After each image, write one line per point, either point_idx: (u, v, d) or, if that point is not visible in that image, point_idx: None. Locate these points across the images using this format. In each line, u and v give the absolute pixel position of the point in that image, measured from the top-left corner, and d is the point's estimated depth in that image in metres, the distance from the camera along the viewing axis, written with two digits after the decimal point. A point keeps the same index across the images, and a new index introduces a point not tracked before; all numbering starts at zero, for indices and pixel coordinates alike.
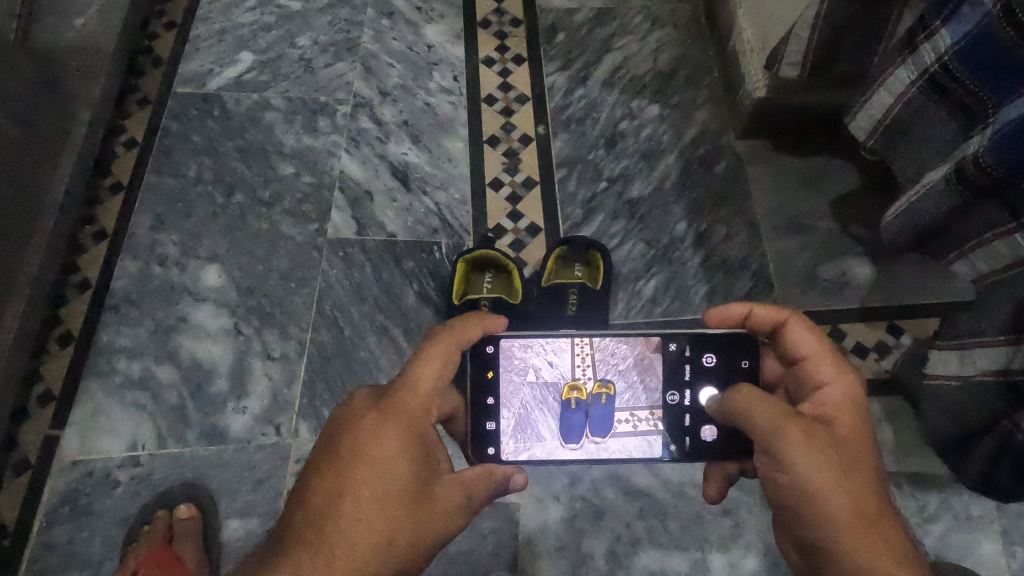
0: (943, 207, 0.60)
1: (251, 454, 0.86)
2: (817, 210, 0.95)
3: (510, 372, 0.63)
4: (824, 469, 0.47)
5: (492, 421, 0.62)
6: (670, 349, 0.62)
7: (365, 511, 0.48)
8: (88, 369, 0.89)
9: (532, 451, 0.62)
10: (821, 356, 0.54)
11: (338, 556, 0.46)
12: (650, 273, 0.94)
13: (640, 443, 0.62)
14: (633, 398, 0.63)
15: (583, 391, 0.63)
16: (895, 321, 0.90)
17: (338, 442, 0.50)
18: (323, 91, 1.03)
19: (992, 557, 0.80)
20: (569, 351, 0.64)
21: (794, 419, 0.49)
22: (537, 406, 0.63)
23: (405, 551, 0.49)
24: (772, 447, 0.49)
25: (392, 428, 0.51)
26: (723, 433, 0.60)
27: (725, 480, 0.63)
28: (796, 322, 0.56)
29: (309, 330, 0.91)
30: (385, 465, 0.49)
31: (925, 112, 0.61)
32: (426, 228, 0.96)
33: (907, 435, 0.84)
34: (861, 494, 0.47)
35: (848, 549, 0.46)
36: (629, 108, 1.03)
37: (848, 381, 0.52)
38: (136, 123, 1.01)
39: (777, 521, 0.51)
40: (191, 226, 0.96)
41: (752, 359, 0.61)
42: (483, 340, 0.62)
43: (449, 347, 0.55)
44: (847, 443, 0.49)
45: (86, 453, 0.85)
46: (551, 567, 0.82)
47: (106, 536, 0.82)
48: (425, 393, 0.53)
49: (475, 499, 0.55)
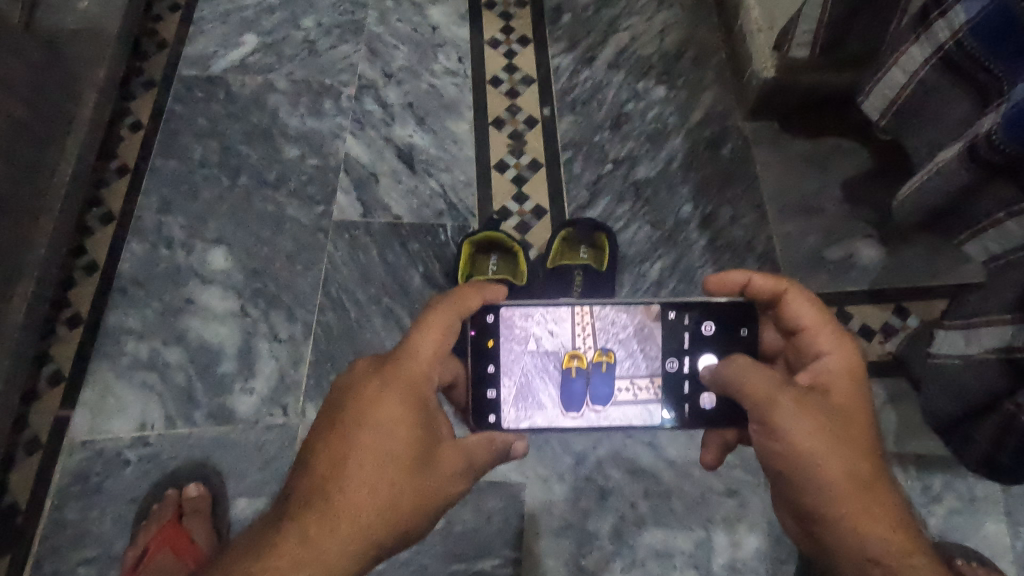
0: (954, 186, 0.60)
1: (259, 435, 0.87)
2: (824, 192, 0.95)
3: (510, 341, 0.63)
4: (819, 436, 0.47)
5: (492, 390, 0.62)
6: (670, 317, 0.62)
7: (369, 476, 0.49)
8: (97, 351, 0.89)
9: (532, 419, 0.63)
10: (820, 325, 0.54)
11: (343, 519, 0.47)
12: (656, 255, 0.94)
13: (640, 411, 0.63)
14: (634, 365, 0.63)
15: (583, 359, 0.64)
16: (902, 303, 0.90)
17: (341, 410, 0.51)
18: (328, 73, 1.03)
19: (996, 538, 0.81)
20: (569, 320, 0.64)
21: (789, 390, 0.50)
22: (537, 374, 0.63)
23: (409, 514, 0.50)
24: (766, 416, 0.49)
25: (392, 396, 0.51)
26: (722, 401, 0.61)
27: (723, 447, 0.64)
28: (795, 293, 0.56)
29: (315, 312, 0.91)
30: (388, 432, 0.50)
31: (938, 91, 0.61)
32: (432, 211, 0.96)
33: (913, 416, 0.84)
34: (858, 460, 0.47)
35: (846, 515, 0.46)
36: (634, 90, 1.02)
37: (847, 349, 0.53)
38: (142, 106, 1.01)
39: (776, 488, 0.51)
40: (197, 209, 0.96)
41: (752, 327, 0.61)
42: (483, 309, 0.62)
43: (450, 315, 0.55)
44: (843, 410, 0.49)
45: (96, 433, 0.86)
46: (556, 545, 0.82)
47: (117, 515, 0.83)
48: (425, 360, 0.53)
49: (476, 465, 0.56)
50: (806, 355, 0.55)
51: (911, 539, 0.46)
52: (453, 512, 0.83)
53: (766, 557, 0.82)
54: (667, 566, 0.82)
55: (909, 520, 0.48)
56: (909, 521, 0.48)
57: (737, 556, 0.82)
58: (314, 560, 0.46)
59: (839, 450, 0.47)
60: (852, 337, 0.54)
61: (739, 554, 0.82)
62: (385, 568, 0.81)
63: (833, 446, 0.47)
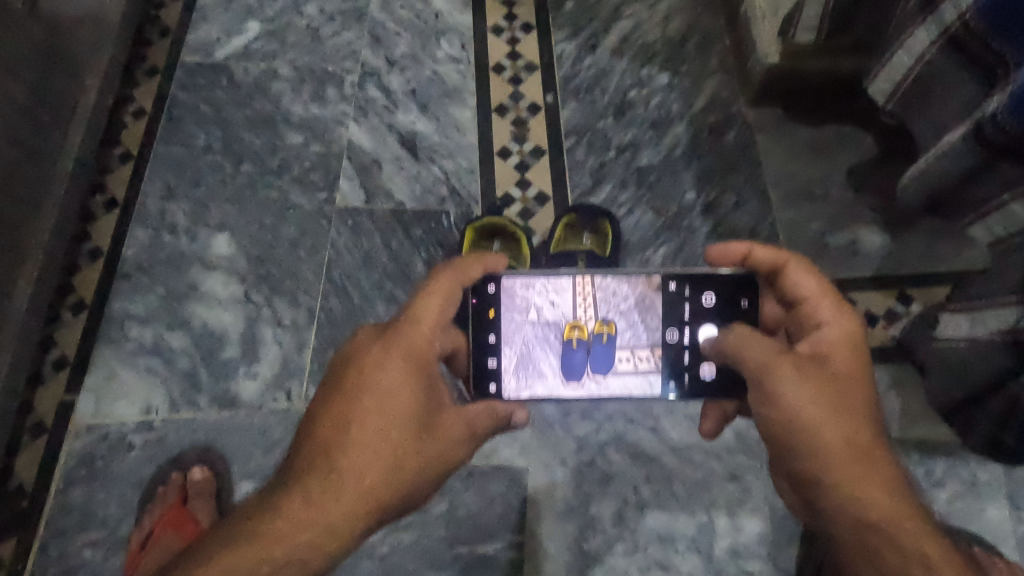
0: (959, 168, 0.60)
1: (263, 419, 0.87)
2: (828, 178, 0.94)
3: (512, 312, 0.64)
4: (812, 403, 0.48)
5: (494, 359, 0.64)
6: (670, 289, 0.63)
7: (371, 439, 0.50)
8: (102, 336, 0.90)
9: (533, 388, 0.64)
10: (819, 295, 0.54)
11: (344, 481, 0.48)
12: (659, 241, 0.94)
13: (640, 381, 0.64)
14: (634, 336, 0.64)
15: (584, 330, 0.64)
16: (906, 289, 0.90)
17: (344, 376, 0.52)
18: (331, 60, 1.03)
19: (998, 522, 0.81)
20: (570, 291, 0.64)
21: (784, 356, 0.51)
22: (538, 344, 0.64)
23: (410, 476, 0.51)
24: (762, 382, 0.50)
25: (393, 362, 0.52)
26: (721, 371, 0.62)
27: (721, 417, 0.64)
28: (794, 264, 0.56)
29: (318, 298, 0.91)
30: (389, 397, 0.51)
31: (945, 73, 0.60)
32: (435, 197, 0.96)
33: (916, 401, 0.84)
34: (853, 426, 0.48)
35: (839, 480, 0.46)
36: (638, 77, 1.02)
37: (846, 320, 0.53)
38: (145, 93, 1.01)
39: (772, 455, 0.53)
40: (200, 195, 0.96)
41: (751, 299, 0.62)
42: (485, 279, 0.63)
43: (450, 285, 0.55)
44: (840, 378, 0.50)
45: (101, 417, 0.86)
46: (559, 529, 0.83)
47: (122, 498, 0.84)
48: (427, 328, 0.54)
49: (476, 431, 0.57)
50: (806, 325, 0.55)
51: (908, 506, 0.45)
52: (457, 495, 0.83)
53: (768, 541, 0.82)
54: (669, 550, 0.82)
55: (906, 487, 0.47)
56: (905, 488, 0.47)
57: (739, 540, 0.82)
58: (313, 522, 0.46)
59: (833, 417, 0.48)
60: (853, 307, 0.54)
61: (741, 538, 0.82)
62: (389, 551, 0.82)
63: (827, 412, 0.48)
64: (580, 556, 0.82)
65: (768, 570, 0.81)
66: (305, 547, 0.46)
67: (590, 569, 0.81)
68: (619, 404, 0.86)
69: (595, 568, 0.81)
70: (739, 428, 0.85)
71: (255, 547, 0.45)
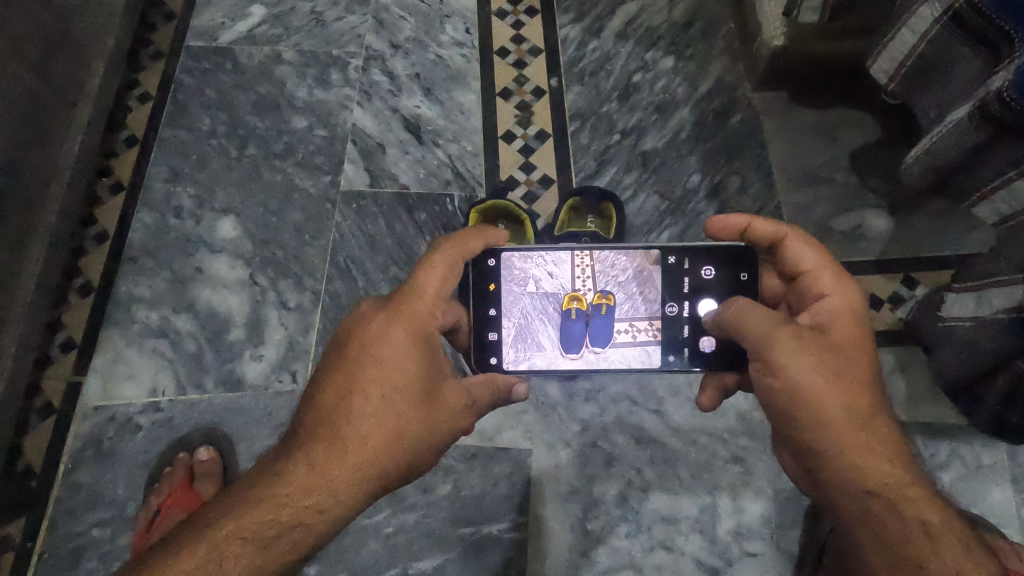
0: (964, 146, 0.59)
1: (269, 401, 0.87)
2: (833, 161, 0.94)
3: (511, 283, 0.65)
4: (815, 372, 0.49)
5: (494, 332, 0.64)
6: (670, 262, 0.64)
7: (375, 408, 0.50)
8: (108, 318, 0.90)
9: (532, 360, 0.65)
10: (820, 268, 0.55)
11: (350, 448, 0.49)
12: (663, 225, 0.94)
13: (639, 353, 0.64)
14: (633, 308, 0.64)
15: (583, 301, 0.65)
16: (911, 273, 0.90)
17: (348, 346, 0.52)
18: (335, 44, 1.02)
19: (1003, 505, 0.81)
20: (569, 263, 0.65)
21: (786, 328, 0.51)
22: (537, 316, 0.65)
23: (414, 445, 0.52)
24: (765, 352, 0.51)
25: (397, 333, 0.52)
26: (721, 344, 0.62)
27: (719, 390, 0.63)
28: (795, 236, 0.56)
29: (323, 281, 0.92)
30: (391, 367, 0.51)
31: (949, 51, 0.59)
32: (439, 180, 0.96)
33: (920, 384, 0.84)
34: (854, 396, 0.49)
35: (843, 448, 0.48)
36: (643, 60, 1.02)
37: (848, 291, 0.53)
38: (150, 77, 1.01)
39: (773, 426, 0.53)
40: (206, 179, 0.96)
41: (750, 272, 0.62)
42: (485, 253, 0.64)
43: (451, 257, 0.56)
44: (842, 348, 0.50)
45: (108, 398, 0.87)
46: (562, 510, 0.83)
47: (129, 478, 0.85)
48: (430, 299, 0.54)
49: (479, 403, 0.57)
50: (808, 297, 0.55)
51: (908, 472, 0.47)
52: (461, 477, 0.84)
53: (772, 522, 0.82)
54: (672, 530, 0.82)
55: (907, 454, 0.48)
56: (906, 454, 0.48)
57: (742, 522, 0.82)
58: (321, 487, 0.48)
59: (834, 386, 0.48)
60: (854, 279, 0.54)
61: (743, 520, 0.82)
62: (394, 531, 0.82)
63: (830, 381, 0.49)
64: (583, 537, 0.82)
65: (771, 551, 0.81)
66: (310, 510, 0.48)
67: (593, 549, 0.82)
68: (623, 386, 0.87)
69: (598, 549, 0.82)
70: (743, 411, 0.85)
71: (262, 510, 0.47)
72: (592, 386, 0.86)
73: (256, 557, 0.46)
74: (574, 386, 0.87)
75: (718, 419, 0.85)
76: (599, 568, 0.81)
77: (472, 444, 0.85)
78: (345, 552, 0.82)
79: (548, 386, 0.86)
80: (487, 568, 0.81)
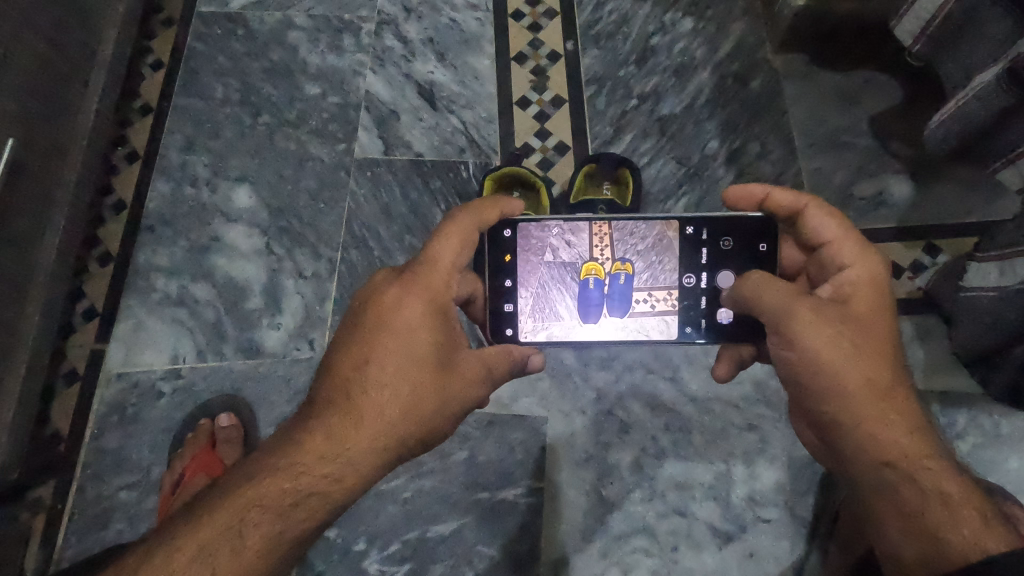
0: (992, 109, 0.57)
1: (287, 367, 0.89)
2: (856, 126, 0.92)
3: (528, 253, 0.64)
4: (834, 344, 0.48)
5: (510, 303, 0.64)
6: (688, 233, 0.64)
7: (391, 379, 0.51)
8: (128, 286, 0.92)
9: (549, 330, 0.65)
10: (841, 238, 0.54)
11: (366, 419, 0.50)
12: (680, 192, 0.92)
13: (657, 323, 0.64)
14: (651, 278, 0.64)
15: (601, 270, 0.65)
16: (933, 240, 0.88)
17: (365, 318, 0.53)
18: (346, 9, 1.01)
19: (1019, 474, 0.80)
20: (586, 232, 0.65)
21: (804, 300, 0.50)
22: (554, 286, 0.65)
23: (430, 414, 0.52)
24: (782, 325, 0.50)
25: (413, 304, 0.52)
26: (738, 317, 0.62)
27: (736, 361, 0.64)
28: (816, 207, 0.55)
29: (340, 250, 0.92)
30: (406, 337, 0.52)
31: (978, 10, 0.57)
32: (453, 147, 0.95)
33: (938, 353, 0.84)
34: (876, 368, 0.48)
35: (861, 421, 0.48)
36: (661, 22, 0.99)
37: (870, 263, 0.52)
38: (163, 44, 1.01)
39: (792, 397, 0.53)
40: (220, 148, 0.96)
41: (770, 243, 0.61)
42: (501, 224, 0.64)
43: (466, 228, 0.55)
44: (863, 319, 0.50)
45: (131, 365, 0.89)
46: (577, 476, 0.84)
47: (153, 443, 0.87)
48: (445, 269, 0.54)
49: (495, 374, 0.57)
50: (829, 267, 0.55)
51: (927, 443, 0.47)
52: (477, 444, 0.85)
53: (785, 490, 0.83)
54: (687, 496, 0.83)
55: (927, 425, 0.48)
56: (927, 424, 0.48)
57: (757, 489, 0.83)
58: (338, 456, 0.49)
59: (854, 358, 0.48)
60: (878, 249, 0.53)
61: (758, 487, 0.83)
62: (412, 496, 0.84)
63: (850, 354, 0.48)
64: (599, 502, 0.83)
65: (785, 518, 0.82)
66: (328, 479, 0.49)
67: (608, 514, 0.83)
68: (639, 354, 0.87)
69: (613, 514, 0.83)
70: (759, 379, 0.85)
71: (279, 479, 0.48)
72: (607, 354, 0.87)
73: (273, 525, 0.47)
74: (590, 354, 0.87)
75: (733, 388, 0.85)
76: (613, 533, 0.82)
77: (488, 412, 0.86)
78: (364, 516, 0.84)
79: (564, 354, 0.87)
80: (504, 533, 0.83)
